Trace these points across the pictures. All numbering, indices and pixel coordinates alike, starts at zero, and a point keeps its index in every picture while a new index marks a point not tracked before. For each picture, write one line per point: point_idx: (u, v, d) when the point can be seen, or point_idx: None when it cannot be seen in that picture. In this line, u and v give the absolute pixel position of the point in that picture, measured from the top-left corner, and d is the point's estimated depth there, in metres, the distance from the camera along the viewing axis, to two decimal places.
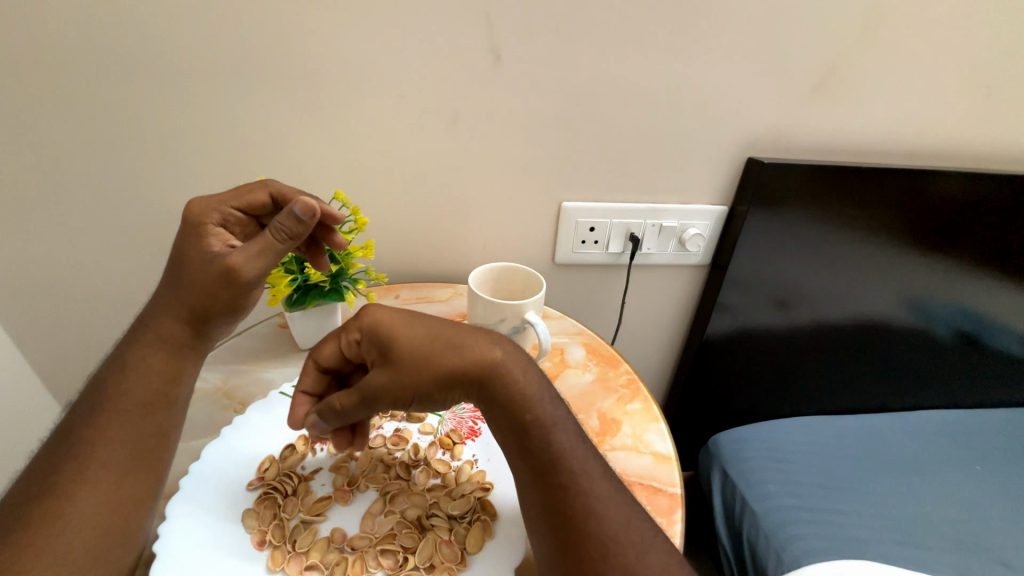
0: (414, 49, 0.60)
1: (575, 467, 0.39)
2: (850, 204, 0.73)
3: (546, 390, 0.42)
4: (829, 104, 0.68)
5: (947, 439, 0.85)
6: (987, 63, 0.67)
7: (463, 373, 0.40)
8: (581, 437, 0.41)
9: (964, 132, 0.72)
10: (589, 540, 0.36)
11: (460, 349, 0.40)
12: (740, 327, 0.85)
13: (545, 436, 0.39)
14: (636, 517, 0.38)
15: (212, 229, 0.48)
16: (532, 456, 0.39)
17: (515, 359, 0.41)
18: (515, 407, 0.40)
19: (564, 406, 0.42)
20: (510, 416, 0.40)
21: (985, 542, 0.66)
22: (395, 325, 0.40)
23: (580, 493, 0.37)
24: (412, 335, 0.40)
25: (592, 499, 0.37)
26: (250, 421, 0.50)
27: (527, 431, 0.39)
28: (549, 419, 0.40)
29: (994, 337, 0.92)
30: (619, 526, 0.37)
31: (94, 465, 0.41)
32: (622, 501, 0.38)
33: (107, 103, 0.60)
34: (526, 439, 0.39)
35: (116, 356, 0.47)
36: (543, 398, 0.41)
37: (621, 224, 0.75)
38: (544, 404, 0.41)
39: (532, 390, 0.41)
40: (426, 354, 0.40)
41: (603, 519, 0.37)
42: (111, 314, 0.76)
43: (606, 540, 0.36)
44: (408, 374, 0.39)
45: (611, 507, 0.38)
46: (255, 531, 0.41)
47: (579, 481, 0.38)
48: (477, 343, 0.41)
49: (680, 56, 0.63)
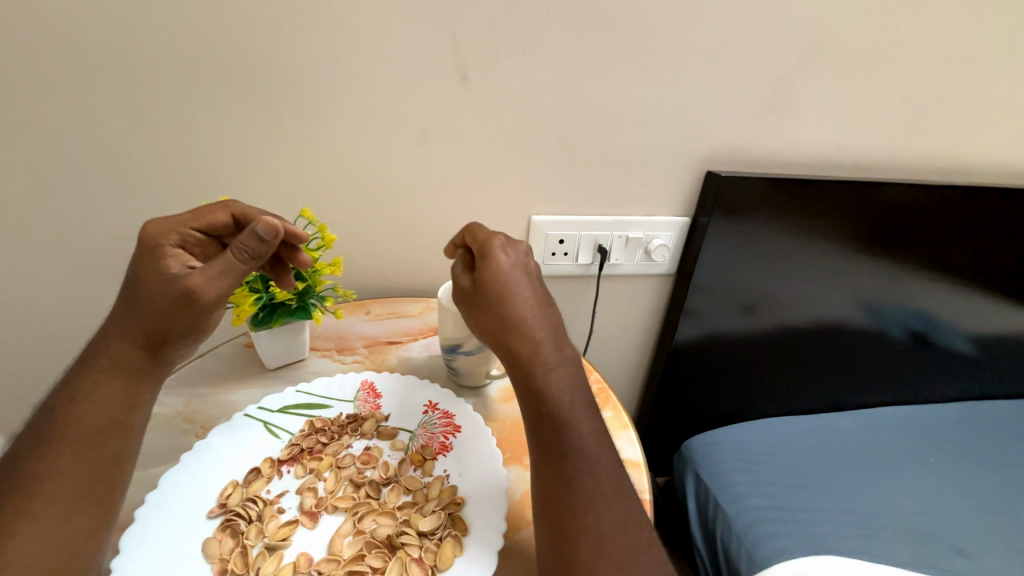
0: (380, 68, 0.61)
1: (585, 463, 0.42)
2: (804, 213, 0.77)
3: (572, 391, 0.45)
4: (780, 119, 0.72)
5: (903, 435, 0.89)
6: (917, 83, 0.72)
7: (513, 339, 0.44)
8: (597, 438, 0.44)
9: (903, 145, 0.78)
10: (584, 534, 0.39)
11: (521, 316, 0.44)
12: (707, 332, 0.87)
13: (562, 428, 0.43)
14: (633, 522, 0.41)
15: (170, 250, 0.47)
16: (546, 441, 0.43)
17: (555, 355, 0.45)
18: (541, 395, 0.44)
19: (587, 408, 0.45)
20: (536, 399, 0.44)
21: (940, 531, 0.69)
22: (500, 261, 0.45)
23: (583, 489, 0.41)
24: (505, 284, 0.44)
25: (593, 496, 0.41)
26: (212, 447, 0.48)
27: (547, 417, 0.44)
28: (567, 417, 0.43)
29: (941, 334, 0.98)
30: (613, 527, 0.40)
31: (41, 500, 0.39)
32: (623, 506, 0.41)
33: (60, 121, 0.59)
34: (542, 429, 0.44)
35: (65, 383, 0.45)
36: (568, 398, 0.44)
37: (589, 236, 0.77)
38: (567, 400, 0.44)
39: (560, 384, 0.44)
40: (500, 303, 0.44)
41: (600, 516, 0.40)
42: (62, 338, 0.72)
43: (601, 537, 0.39)
44: (481, 306, 0.45)
45: (610, 509, 0.40)
46: (215, 560, 0.40)
47: (584, 477, 0.41)
48: (535, 320, 0.45)
49: (639, 76, 0.66)
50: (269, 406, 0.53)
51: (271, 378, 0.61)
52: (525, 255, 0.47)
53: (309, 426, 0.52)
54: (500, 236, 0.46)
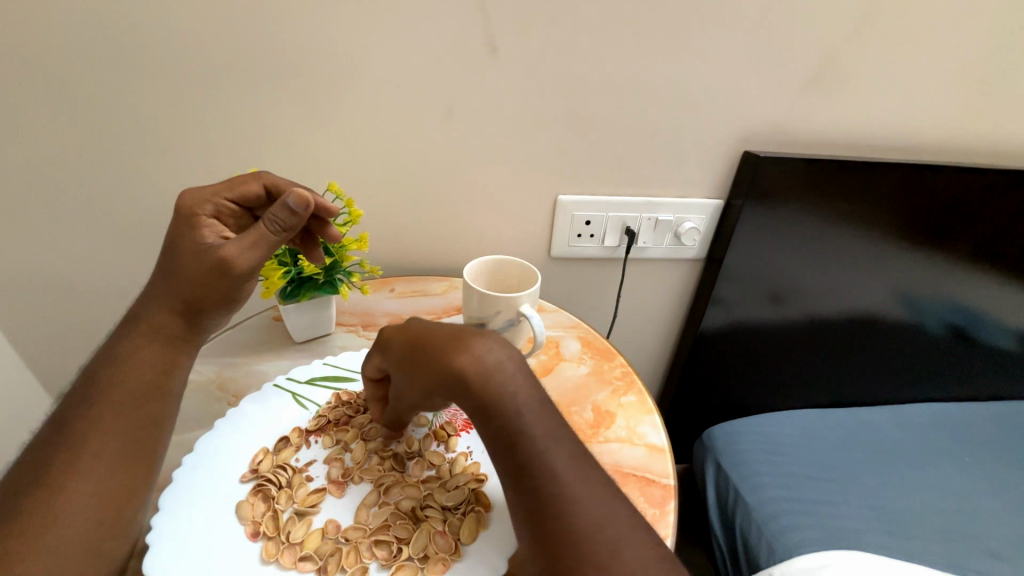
0: (408, 40, 0.60)
1: (545, 465, 0.37)
2: (844, 198, 0.73)
3: (517, 384, 0.39)
4: (825, 97, 0.68)
5: (937, 432, 0.85)
6: (980, 58, 0.67)
7: (439, 380, 0.39)
8: (557, 434, 0.38)
9: (959, 126, 0.72)
10: (561, 541, 0.35)
11: (437, 353, 0.39)
12: (734, 320, 0.85)
13: (517, 438, 0.37)
14: (614, 514, 0.36)
15: (205, 220, 0.48)
16: (504, 454, 0.37)
17: (482, 356, 0.38)
18: (484, 410, 0.37)
19: (536, 399, 0.39)
20: (483, 420, 0.38)
21: (973, 532, 0.67)
22: (393, 328, 0.44)
23: (550, 493, 0.36)
24: (406, 339, 0.42)
25: (564, 498, 0.36)
26: (244, 414, 0.50)
27: (498, 432, 0.37)
28: (517, 417, 0.37)
29: (985, 330, 0.93)
30: (593, 527, 0.35)
31: (87, 456, 0.41)
32: (599, 499, 0.36)
33: (97, 93, 0.60)
34: (495, 436, 0.38)
35: (107, 347, 0.47)
36: (510, 395, 0.38)
37: (617, 218, 0.75)
38: (517, 406, 0.37)
39: (499, 388, 0.38)
40: (412, 364, 0.41)
41: (576, 520, 0.35)
42: (102, 306, 0.75)
43: (578, 542, 0.34)
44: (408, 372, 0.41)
45: (585, 505, 0.36)
46: (248, 522, 0.41)
47: (552, 481, 0.36)
48: (443, 343, 0.39)
49: (677, 48, 0.63)
50: (298, 378, 0.55)
51: (299, 351, 0.62)
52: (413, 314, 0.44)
53: (336, 398, 0.53)
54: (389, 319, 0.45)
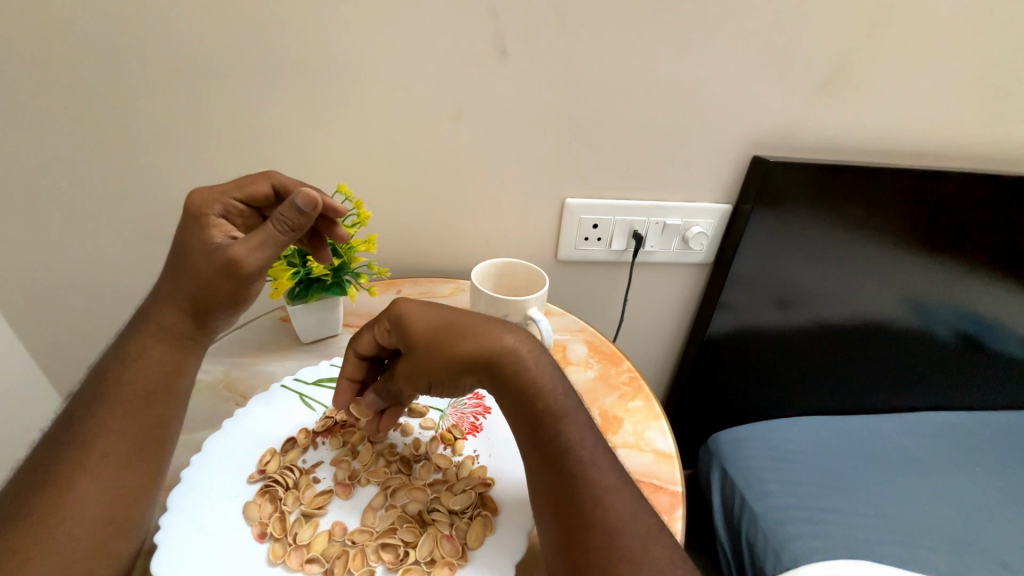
0: (417, 43, 0.60)
1: (583, 457, 0.40)
2: (854, 204, 0.73)
3: (558, 380, 0.42)
4: (836, 102, 0.68)
5: (948, 441, 0.84)
6: (993, 64, 0.66)
7: (475, 362, 0.41)
8: (591, 429, 0.42)
9: (971, 132, 0.72)
10: (595, 531, 0.37)
11: (477, 334, 0.41)
12: (741, 326, 0.84)
13: (555, 426, 0.40)
14: (644, 511, 0.39)
15: (214, 220, 0.48)
16: (542, 443, 0.40)
17: (528, 349, 0.42)
18: (526, 395, 0.41)
19: (575, 396, 0.43)
20: (521, 405, 0.41)
21: (985, 543, 0.66)
22: (408, 308, 0.43)
23: (587, 484, 0.39)
24: (429, 322, 0.42)
25: (600, 489, 0.38)
26: (252, 414, 0.50)
27: (537, 419, 0.41)
28: (560, 410, 0.41)
29: (995, 339, 0.92)
30: (626, 519, 0.38)
31: (95, 455, 0.41)
32: (630, 495, 0.39)
33: (110, 91, 0.60)
34: (536, 427, 0.41)
35: (116, 346, 0.47)
36: (552, 388, 0.42)
37: (625, 222, 0.74)
38: (555, 397, 0.41)
39: (541, 378, 0.41)
40: (440, 342, 0.41)
41: (609, 509, 0.38)
42: (111, 305, 0.76)
43: (612, 532, 0.37)
44: (427, 356, 0.42)
45: (619, 498, 0.39)
46: (255, 523, 0.41)
47: (587, 471, 0.39)
48: (486, 332, 0.42)
49: (688, 52, 0.63)
50: (305, 379, 0.55)
51: (306, 351, 0.62)
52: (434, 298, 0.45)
53: None
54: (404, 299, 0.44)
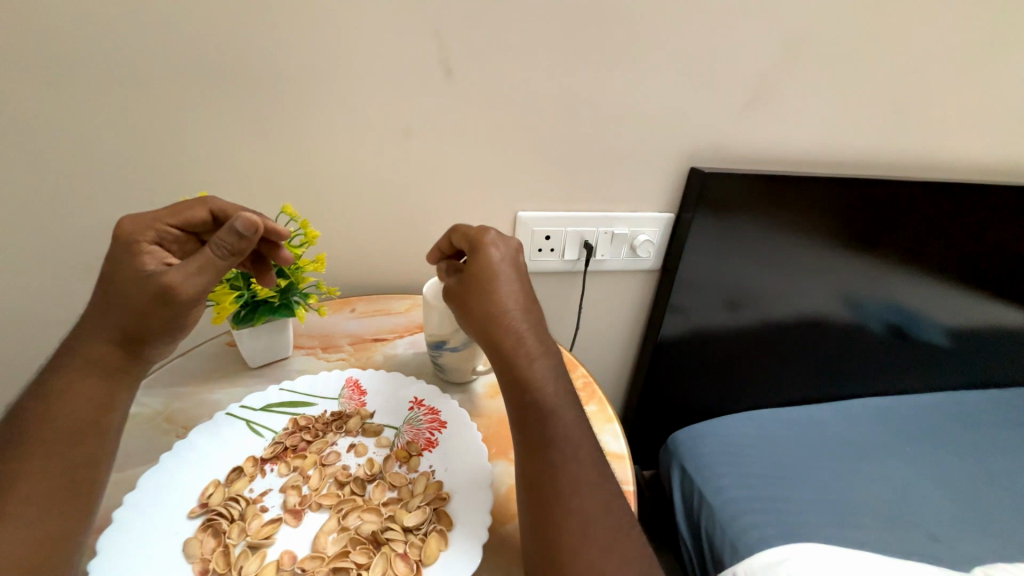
0: (363, 62, 0.60)
1: (567, 451, 0.43)
2: (785, 209, 0.79)
3: (555, 381, 0.46)
4: (762, 116, 0.74)
5: (881, 425, 0.91)
6: (894, 81, 0.74)
7: (498, 335, 0.46)
8: (579, 425, 0.45)
9: (880, 142, 0.79)
10: (567, 520, 0.40)
11: (506, 308, 0.46)
12: (692, 327, 0.89)
13: (546, 417, 0.44)
14: (613, 509, 0.42)
15: (146, 246, 0.46)
16: (531, 431, 0.44)
17: (537, 347, 0.46)
18: (524, 386, 0.45)
19: (569, 396, 0.46)
20: (519, 392, 0.45)
21: (914, 517, 0.71)
22: (489, 253, 0.48)
23: (565, 476, 0.42)
24: (490, 273, 0.47)
25: (576, 483, 0.42)
26: (193, 446, 0.47)
27: (531, 408, 0.45)
28: (551, 407, 0.45)
29: (916, 328, 1.00)
30: (595, 513, 0.41)
31: (13, 501, 0.38)
32: (603, 493, 0.42)
33: (31, 113, 0.57)
34: (528, 416, 0.44)
35: (38, 382, 0.44)
36: (550, 387, 0.45)
37: (576, 232, 0.77)
38: (551, 391, 0.45)
39: (540, 373, 0.45)
40: (485, 288, 0.47)
41: (582, 502, 0.41)
42: (36, 337, 0.70)
43: (583, 523, 0.40)
44: (471, 294, 0.47)
45: (591, 494, 0.42)
46: (197, 560, 0.39)
47: (567, 464, 0.42)
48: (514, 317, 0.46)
49: (625, 72, 0.67)
50: (252, 405, 0.53)
51: (255, 376, 0.60)
52: (516, 251, 0.50)
53: (293, 424, 0.51)
54: (493, 230, 0.50)
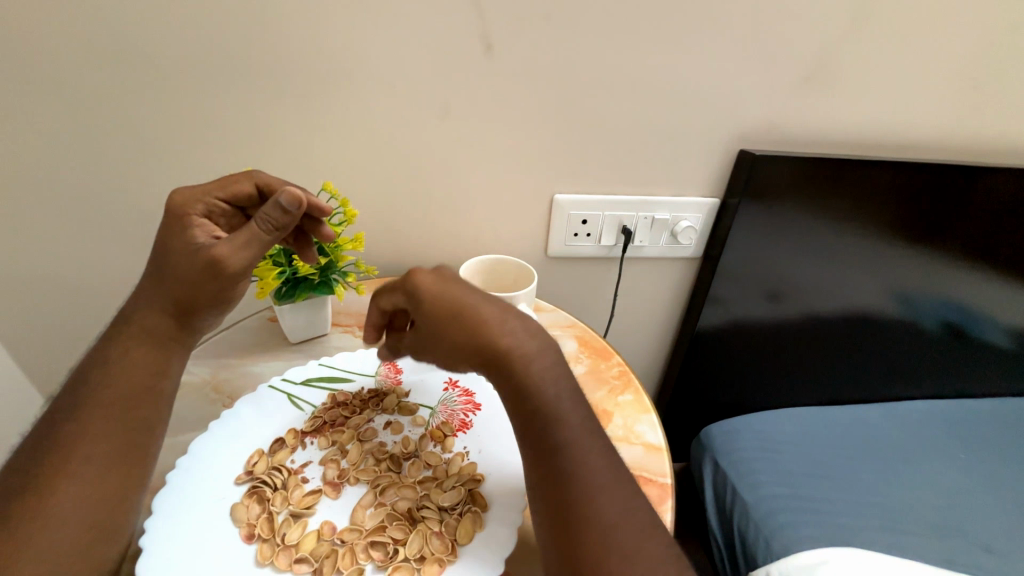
0: (403, 39, 0.59)
1: (578, 456, 0.39)
2: (839, 197, 0.73)
3: (554, 380, 0.41)
4: (821, 97, 0.68)
5: (933, 429, 0.86)
6: (973, 57, 0.67)
7: (478, 352, 0.41)
8: (586, 423, 0.41)
9: (953, 125, 0.73)
10: (588, 530, 0.37)
11: (479, 325, 0.41)
12: (731, 319, 0.85)
13: (550, 423, 0.40)
14: (637, 510, 0.38)
15: (196, 220, 0.48)
16: (536, 440, 0.40)
17: (527, 346, 0.41)
18: (522, 393, 0.40)
19: (573, 393, 0.42)
20: (516, 401, 0.41)
21: (968, 528, 0.67)
22: (426, 287, 0.44)
23: (580, 483, 0.38)
24: (440, 302, 0.43)
25: (594, 489, 0.38)
26: (238, 416, 0.49)
27: (533, 414, 0.40)
28: (555, 409, 0.40)
29: (979, 328, 0.93)
30: (619, 518, 0.37)
31: (77, 459, 0.40)
32: (624, 494, 0.39)
33: (89, 92, 0.59)
34: (531, 424, 0.40)
35: (98, 348, 0.46)
36: (550, 388, 0.41)
37: (614, 217, 0.75)
38: (550, 392, 0.41)
39: (536, 374, 0.41)
40: (443, 325, 0.42)
41: (602, 508, 0.38)
42: (95, 307, 0.75)
43: (606, 532, 0.37)
44: (435, 331, 0.43)
45: (611, 497, 0.38)
46: (243, 525, 0.41)
47: (579, 470, 0.39)
48: (489, 325, 0.41)
49: (674, 48, 0.63)
50: (293, 379, 0.54)
51: (295, 352, 0.62)
52: (448, 269, 0.46)
53: (332, 399, 0.52)
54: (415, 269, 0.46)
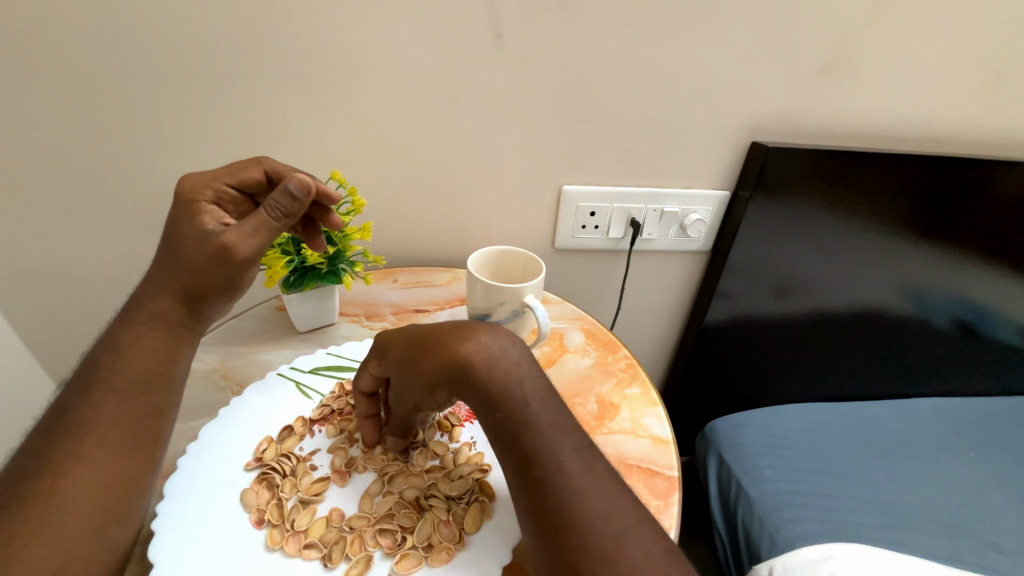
0: (411, 26, 0.59)
1: (550, 457, 0.36)
2: (851, 192, 0.72)
3: (520, 379, 0.39)
4: (836, 88, 0.67)
5: (942, 427, 0.85)
6: (995, 47, 0.65)
7: (438, 373, 0.40)
8: (559, 420, 0.38)
9: (971, 117, 0.71)
10: (566, 534, 0.34)
11: (435, 351, 0.41)
12: (738, 314, 0.84)
13: (519, 427, 0.37)
14: (620, 507, 0.35)
15: (206, 206, 0.48)
16: (507, 446, 0.38)
17: (485, 352, 0.39)
18: (487, 399, 0.38)
19: (541, 391, 0.39)
20: (483, 410, 0.38)
21: (975, 526, 0.66)
22: (387, 342, 0.45)
23: (556, 485, 0.35)
24: (402, 347, 0.44)
25: (570, 489, 0.35)
26: (248, 402, 0.50)
27: (501, 421, 0.38)
28: (522, 409, 0.38)
29: (990, 326, 0.92)
30: (599, 518, 0.34)
31: (89, 443, 0.41)
32: (604, 491, 0.36)
33: (98, 80, 0.59)
34: (501, 431, 0.38)
35: (109, 334, 0.47)
36: (515, 389, 0.38)
37: (622, 209, 0.74)
38: (515, 394, 0.38)
39: (501, 376, 0.39)
40: (410, 358, 0.42)
41: (580, 510, 0.34)
42: (106, 294, 0.75)
43: (585, 536, 0.33)
44: (404, 374, 0.43)
45: (590, 497, 0.35)
46: (253, 510, 0.41)
47: (555, 472, 0.36)
48: (443, 345, 0.41)
49: (686, 37, 0.62)
50: (301, 367, 0.55)
51: (302, 341, 0.62)
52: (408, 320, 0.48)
53: (340, 387, 0.53)
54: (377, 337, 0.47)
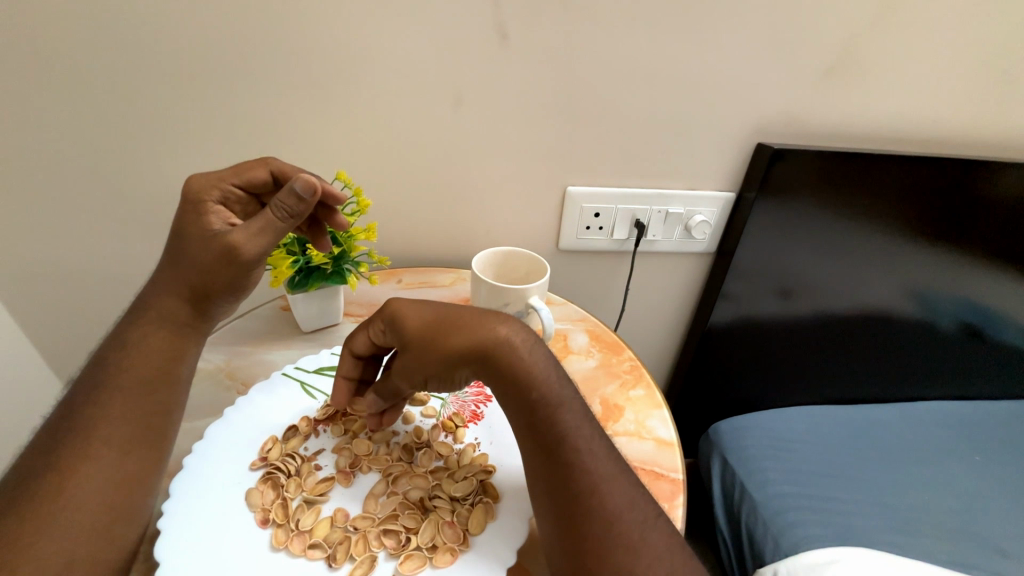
0: (417, 27, 0.59)
1: (579, 445, 0.40)
2: (858, 194, 0.72)
3: (553, 371, 0.43)
4: (843, 89, 0.67)
5: (948, 430, 0.84)
6: (1004, 48, 0.65)
7: (470, 355, 0.42)
8: (586, 418, 0.42)
9: (979, 119, 0.71)
10: (591, 519, 0.37)
11: (470, 330, 0.42)
12: (743, 316, 0.84)
13: (551, 415, 0.41)
14: (640, 498, 0.39)
15: (212, 206, 0.48)
16: (538, 434, 0.40)
17: (523, 340, 0.42)
18: (523, 386, 0.41)
19: (569, 384, 0.43)
20: (515, 396, 0.41)
21: (982, 531, 0.66)
22: (400, 310, 0.43)
23: (585, 472, 0.39)
24: (422, 320, 0.42)
25: (597, 478, 0.39)
26: (253, 402, 0.50)
27: (534, 407, 0.41)
28: (556, 400, 0.41)
29: (997, 329, 0.91)
30: (623, 506, 0.38)
31: (96, 442, 0.41)
32: (626, 482, 0.40)
33: (103, 78, 0.59)
34: (531, 418, 0.41)
35: (116, 333, 0.47)
36: (549, 379, 0.42)
37: (627, 211, 0.74)
38: (550, 384, 0.42)
39: (539, 372, 0.42)
40: (433, 336, 0.42)
41: (606, 497, 0.38)
42: (112, 293, 0.76)
43: (610, 520, 0.37)
44: (421, 348, 0.42)
45: (615, 486, 0.39)
46: (258, 510, 0.41)
47: (582, 459, 0.39)
48: (478, 328, 0.42)
49: (692, 37, 0.61)
50: (306, 367, 0.55)
51: (307, 340, 0.62)
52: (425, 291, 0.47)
53: None
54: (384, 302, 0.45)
